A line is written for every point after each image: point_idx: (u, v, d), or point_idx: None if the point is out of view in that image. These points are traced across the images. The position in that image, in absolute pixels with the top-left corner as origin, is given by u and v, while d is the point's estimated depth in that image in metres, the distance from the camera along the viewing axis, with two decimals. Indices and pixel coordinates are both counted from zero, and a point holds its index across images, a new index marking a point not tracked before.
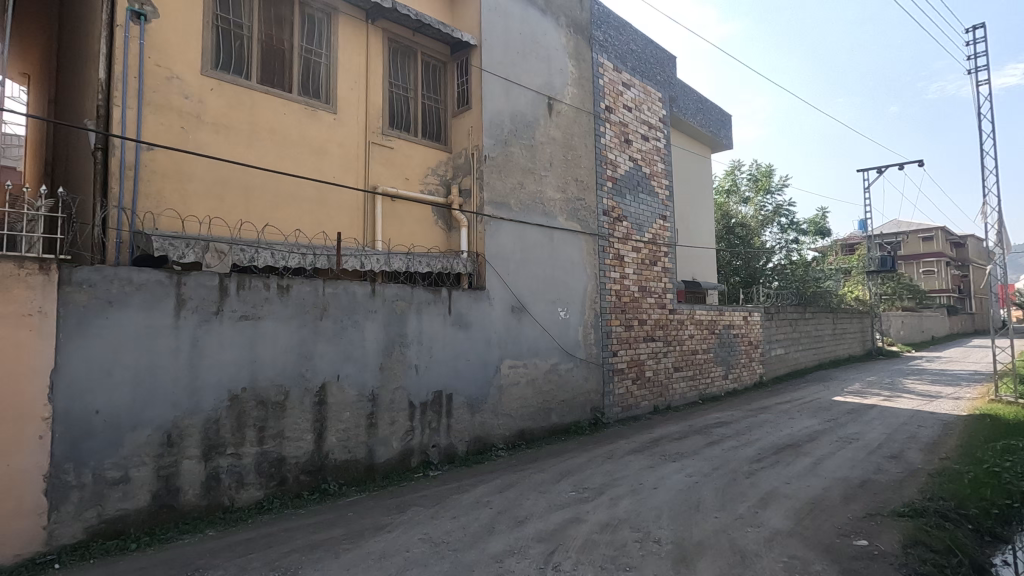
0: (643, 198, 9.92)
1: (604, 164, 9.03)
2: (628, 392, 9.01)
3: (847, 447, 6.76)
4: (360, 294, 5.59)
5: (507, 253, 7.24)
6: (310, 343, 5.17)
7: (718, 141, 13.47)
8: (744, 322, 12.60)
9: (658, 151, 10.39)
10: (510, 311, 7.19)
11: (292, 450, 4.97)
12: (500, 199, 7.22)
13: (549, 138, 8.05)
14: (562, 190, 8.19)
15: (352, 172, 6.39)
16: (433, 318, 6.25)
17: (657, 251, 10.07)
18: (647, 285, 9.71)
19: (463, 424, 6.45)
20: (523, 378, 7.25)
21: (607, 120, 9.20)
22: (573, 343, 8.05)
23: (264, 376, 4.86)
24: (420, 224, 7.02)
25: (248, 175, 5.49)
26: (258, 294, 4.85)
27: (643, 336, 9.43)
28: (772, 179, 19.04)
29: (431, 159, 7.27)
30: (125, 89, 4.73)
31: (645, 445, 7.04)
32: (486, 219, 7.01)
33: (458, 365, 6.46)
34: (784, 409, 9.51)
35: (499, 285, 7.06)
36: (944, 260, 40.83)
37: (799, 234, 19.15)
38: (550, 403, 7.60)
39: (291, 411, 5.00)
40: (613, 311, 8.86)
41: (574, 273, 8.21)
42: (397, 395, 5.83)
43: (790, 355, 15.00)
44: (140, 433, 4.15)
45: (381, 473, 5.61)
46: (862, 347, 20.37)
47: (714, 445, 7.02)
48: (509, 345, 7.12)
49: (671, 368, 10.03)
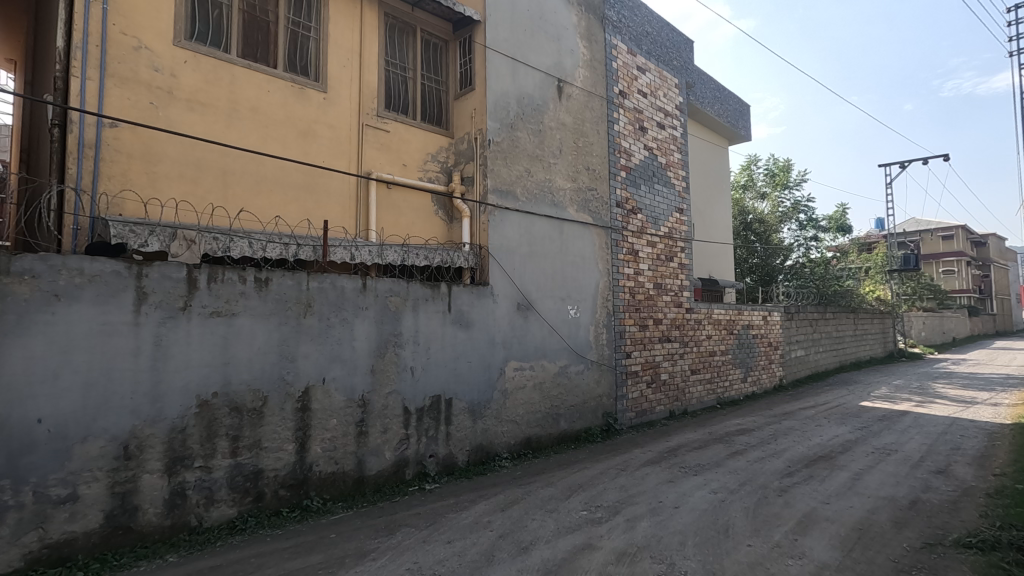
0: (659, 189, 9.33)
1: (618, 152, 8.45)
2: (643, 396, 8.43)
3: (885, 460, 6.14)
4: (350, 289, 5.07)
5: (513, 246, 6.69)
6: (292, 343, 4.66)
7: (737, 132, 12.84)
8: (764, 322, 11.98)
9: (675, 141, 9.80)
10: (517, 308, 6.64)
11: (271, 462, 4.46)
12: (505, 187, 6.67)
13: (558, 123, 7.49)
14: (573, 179, 7.63)
15: (343, 157, 5.86)
16: (431, 316, 5.71)
17: (673, 245, 9.47)
18: (663, 282, 9.12)
19: (463, 431, 5.91)
20: (530, 382, 6.70)
21: (620, 105, 8.62)
22: (583, 344, 7.48)
23: (239, 379, 4.34)
24: (419, 214, 6.49)
25: (226, 158, 4.98)
26: (232, 287, 4.34)
27: (658, 337, 8.85)
28: (790, 174, 18.22)
29: (430, 145, 6.74)
30: (85, 59, 4.23)
31: (662, 455, 6.46)
32: (490, 209, 6.45)
33: (458, 368, 5.92)
34: (810, 416, 8.88)
35: (504, 281, 6.51)
36: (964, 259, 39.71)
37: (819, 231, 18.39)
38: (559, 408, 7.05)
39: (270, 418, 4.48)
40: (626, 310, 8.28)
41: (585, 269, 7.64)
42: (391, 400, 5.30)
43: (810, 357, 14.33)
44: (91, 445, 3.64)
45: (371, 487, 5.09)
46: (883, 349, 19.62)
47: (738, 455, 6.43)
48: (515, 346, 6.57)
49: (687, 370, 9.44)
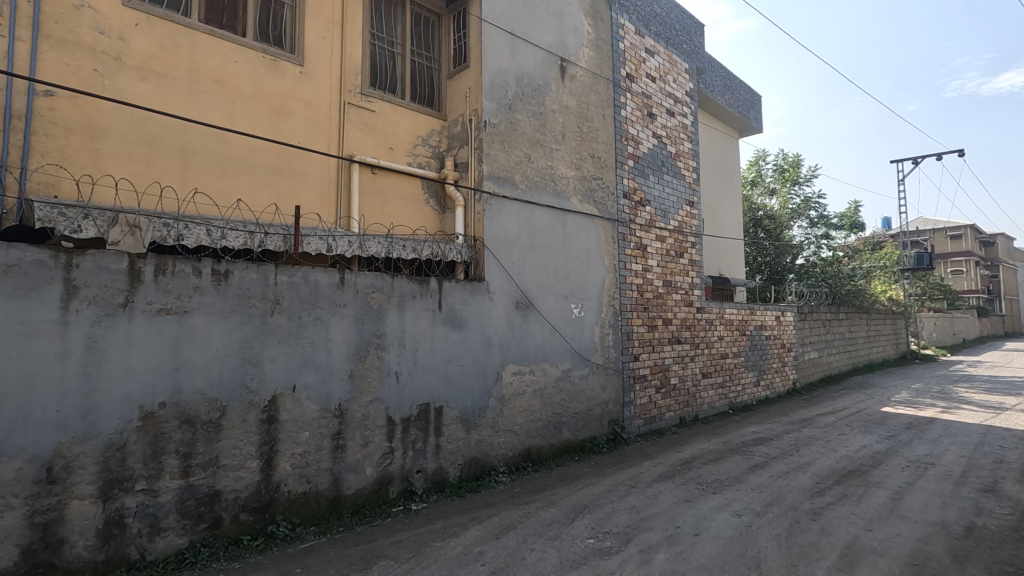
0: (669, 180, 8.73)
1: (625, 139, 7.86)
2: (652, 402, 7.83)
3: (924, 476, 5.52)
4: (325, 283, 4.48)
5: (511, 238, 6.09)
6: (257, 345, 4.07)
7: (748, 124, 12.22)
8: (777, 322, 11.37)
9: (685, 129, 9.20)
10: (515, 307, 6.05)
11: (230, 483, 3.87)
12: (503, 174, 6.08)
13: (561, 106, 6.89)
14: (577, 167, 7.03)
15: (322, 138, 5.28)
16: (419, 315, 5.12)
17: (683, 240, 8.87)
18: (672, 279, 8.52)
19: (456, 443, 5.32)
20: (530, 388, 6.10)
21: (628, 89, 8.02)
22: (588, 346, 6.88)
23: (192, 387, 3.75)
24: (408, 202, 5.90)
25: (185, 135, 4.40)
26: (185, 280, 3.76)
27: (668, 338, 8.25)
28: (800, 169, 17.58)
29: (421, 127, 6.15)
30: (12, 15, 3.65)
31: (675, 469, 5.86)
32: (486, 197, 5.86)
33: (450, 372, 5.33)
34: (830, 424, 8.28)
35: (502, 277, 5.92)
36: (973, 260, 39.04)
37: (830, 228, 17.75)
38: (562, 416, 6.45)
39: (230, 432, 3.89)
40: (634, 309, 7.68)
41: (590, 264, 7.05)
42: (372, 410, 4.71)
43: (823, 359, 13.71)
44: (4, 467, 3.05)
45: (349, 508, 4.49)
46: (896, 351, 18.97)
47: (760, 469, 5.83)
48: (513, 348, 5.97)
49: (698, 373, 8.83)
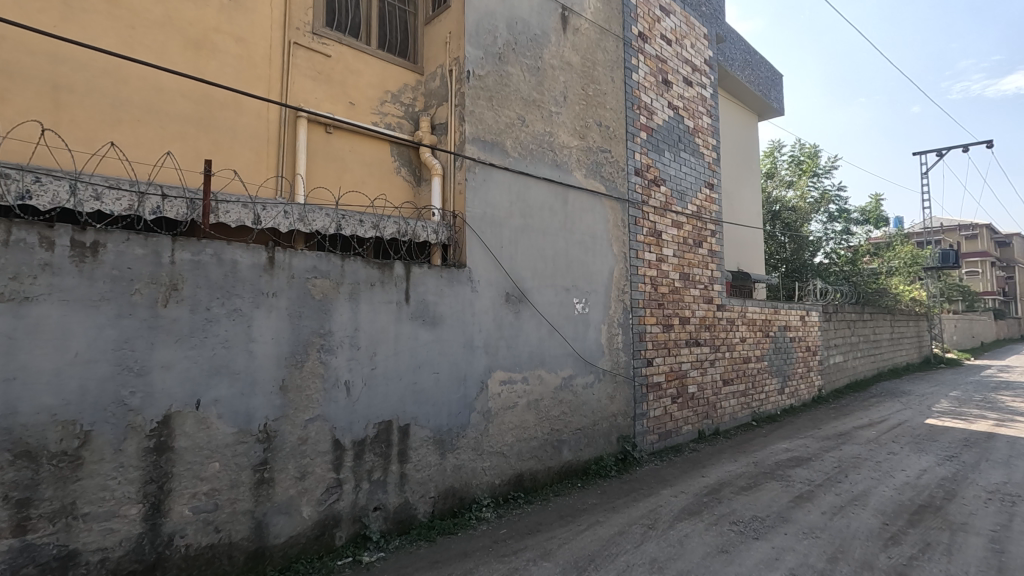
0: (686, 157, 7.61)
1: (637, 107, 6.75)
2: (667, 415, 6.72)
3: (1017, 514, 4.38)
4: (246, 265, 3.37)
5: (500, 215, 4.98)
6: (141, 347, 2.97)
7: (768, 105, 11.10)
8: (802, 323, 10.25)
9: (703, 102, 8.08)
10: (505, 301, 4.94)
11: (94, 539, 2.77)
12: (490, 137, 4.97)
13: (562, 63, 5.79)
14: (580, 136, 5.93)
15: (259, 84, 4.18)
16: (379, 310, 4.01)
17: (701, 228, 7.75)
18: (690, 272, 7.40)
19: (426, 471, 4.21)
20: (523, 400, 4.98)
21: (640, 50, 6.90)
22: (594, 350, 5.77)
23: (36, 405, 2.65)
24: (372, 170, 4.79)
25: (60, 66, 3.28)
26: (26, 255, 2.67)
27: (685, 339, 7.13)
28: (819, 159, 16.40)
29: (390, 80, 5.04)
30: None
31: (701, 501, 4.74)
32: (469, 163, 4.74)
33: (419, 382, 4.22)
34: (875, 440, 7.14)
35: (488, 263, 4.81)
36: (989, 260, 37.82)
37: (852, 223, 16.57)
38: (562, 433, 5.34)
39: (95, 467, 2.79)
40: (647, 305, 6.56)
41: (596, 252, 5.93)
42: (312, 432, 3.60)
43: (849, 363, 12.56)
44: None
45: (277, 564, 3.38)
46: (920, 355, 17.81)
47: (807, 503, 4.68)
48: (502, 351, 4.86)
49: (719, 380, 7.72)
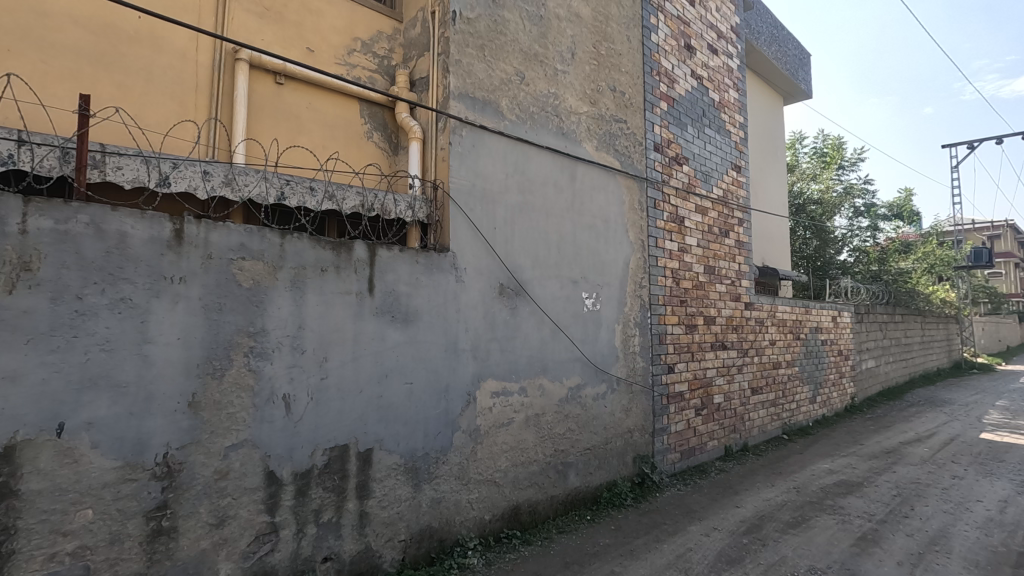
0: (711, 134, 6.67)
1: (656, 73, 5.83)
2: (690, 429, 5.79)
3: None
4: (140, 239, 2.50)
5: (494, 189, 4.08)
6: None
7: (796, 86, 10.13)
8: (833, 325, 9.27)
9: (730, 74, 7.15)
10: (499, 294, 4.03)
11: None
12: (481, 95, 4.08)
13: (570, 14, 4.89)
14: (591, 102, 5.02)
15: (185, 17, 3.30)
16: (331, 303, 3.12)
17: (728, 215, 6.81)
18: (716, 265, 6.47)
19: (395, 508, 3.32)
20: (520, 415, 4.08)
21: (660, 8, 5.98)
22: (606, 354, 4.86)
23: None
24: (334, 133, 3.91)
25: None
26: None
27: (710, 342, 6.20)
28: (844, 151, 15.36)
29: (360, 25, 4.15)
30: None
31: (740, 544, 3.82)
32: (454, 123, 3.84)
33: (386, 394, 3.32)
34: (932, 460, 6.16)
35: (478, 247, 3.91)
36: (1013, 261, 36.43)
37: (879, 218, 15.51)
38: (569, 454, 4.43)
39: None
40: (668, 302, 5.64)
41: (609, 238, 5.02)
42: (234, 463, 2.71)
43: (881, 369, 11.55)
44: None
45: None
46: (950, 360, 16.72)
47: (874, 547, 3.74)
48: (494, 355, 3.95)
49: (747, 389, 6.78)
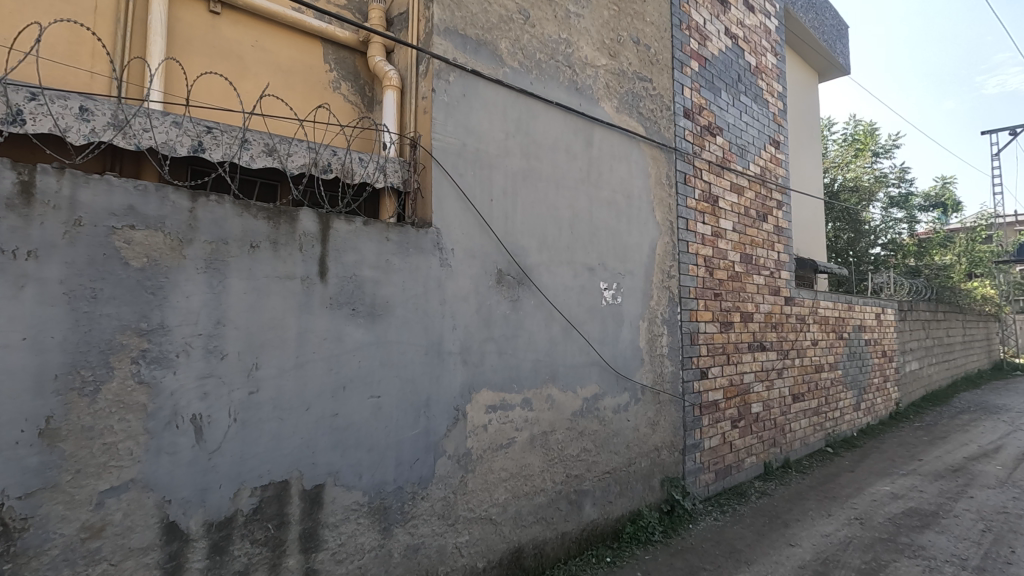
0: (747, 102, 5.79)
1: (686, 27, 4.97)
2: (726, 444, 4.94)
3: None
4: None
5: (490, 151, 3.26)
6: None
7: (833, 60, 9.17)
8: (877, 323, 8.33)
9: (768, 36, 6.25)
10: (496, 283, 3.21)
11: None
12: (475, 34, 3.25)
13: None
14: (610, 54, 4.18)
15: None
16: (265, 291, 2.32)
17: (766, 196, 5.92)
18: (753, 253, 5.59)
19: (356, 561, 2.52)
20: (523, 434, 3.26)
21: None
22: (629, 356, 4.02)
23: None
24: (289, 78, 3.13)
25: None
26: None
27: (748, 342, 5.33)
28: (878, 136, 14.30)
29: None
30: None
31: None
32: (439, 65, 3.02)
33: (342, 412, 2.52)
34: (1012, 482, 5.22)
35: (469, 223, 3.09)
36: None
37: (917, 209, 14.43)
38: (584, 480, 3.60)
39: None
40: (701, 294, 4.79)
41: (632, 218, 4.19)
42: (114, 515, 1.93)
43: (924, 371, 10.55)
44: None
45: None
46: (991, 361, 15.58)
47: None
48: (489, 360, 3.14)
49: (789, 396, 5.90)
